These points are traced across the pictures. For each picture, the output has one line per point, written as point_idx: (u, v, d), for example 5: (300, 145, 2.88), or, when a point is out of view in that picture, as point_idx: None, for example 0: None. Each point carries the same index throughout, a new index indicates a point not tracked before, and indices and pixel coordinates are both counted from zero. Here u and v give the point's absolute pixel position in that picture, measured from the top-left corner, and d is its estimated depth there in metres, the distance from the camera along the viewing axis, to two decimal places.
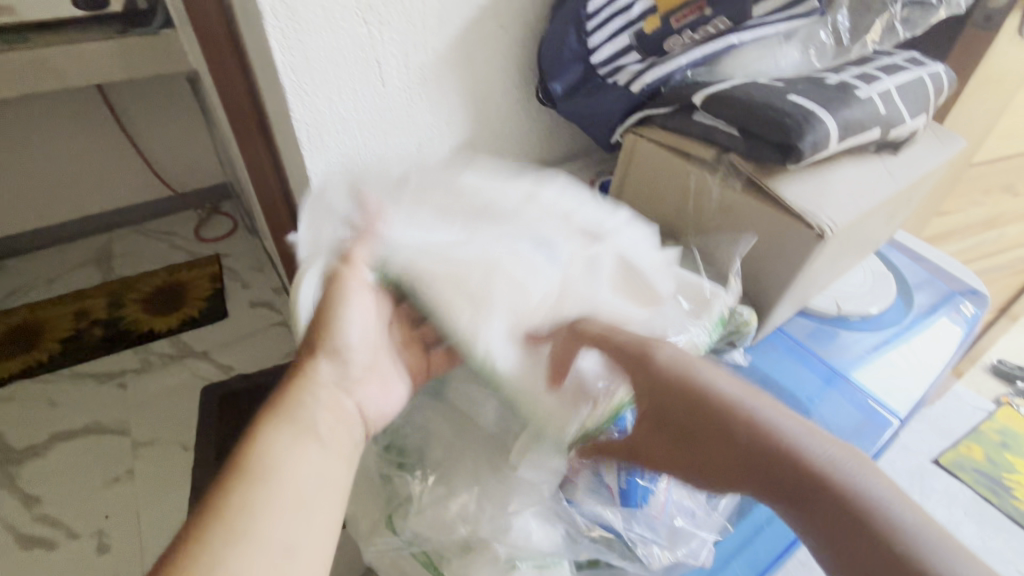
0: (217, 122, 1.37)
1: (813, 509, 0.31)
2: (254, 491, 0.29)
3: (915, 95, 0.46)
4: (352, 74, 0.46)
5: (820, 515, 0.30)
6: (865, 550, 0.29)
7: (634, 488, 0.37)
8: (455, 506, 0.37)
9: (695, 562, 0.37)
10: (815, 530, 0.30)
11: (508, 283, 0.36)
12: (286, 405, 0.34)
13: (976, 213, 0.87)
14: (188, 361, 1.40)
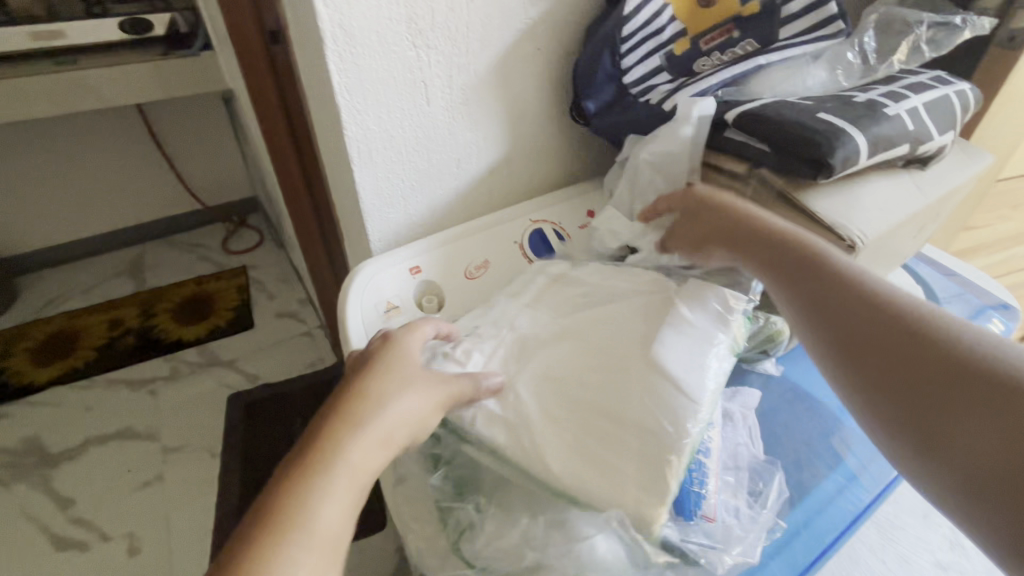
0: (249, 138, 1.43)
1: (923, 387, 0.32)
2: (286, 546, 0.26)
3: (943, 112, 0.47)
4: (400, 94, 0.48)
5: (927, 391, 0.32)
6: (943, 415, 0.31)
7: (687, 495, 0.36)
8: (518, 532, 0.36)
9: (750, 561, 0.38)
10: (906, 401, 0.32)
11: (544, 373, 0.39)
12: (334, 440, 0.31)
13: (1004, 229, 0.87)
14: (216, 369, 1.44)
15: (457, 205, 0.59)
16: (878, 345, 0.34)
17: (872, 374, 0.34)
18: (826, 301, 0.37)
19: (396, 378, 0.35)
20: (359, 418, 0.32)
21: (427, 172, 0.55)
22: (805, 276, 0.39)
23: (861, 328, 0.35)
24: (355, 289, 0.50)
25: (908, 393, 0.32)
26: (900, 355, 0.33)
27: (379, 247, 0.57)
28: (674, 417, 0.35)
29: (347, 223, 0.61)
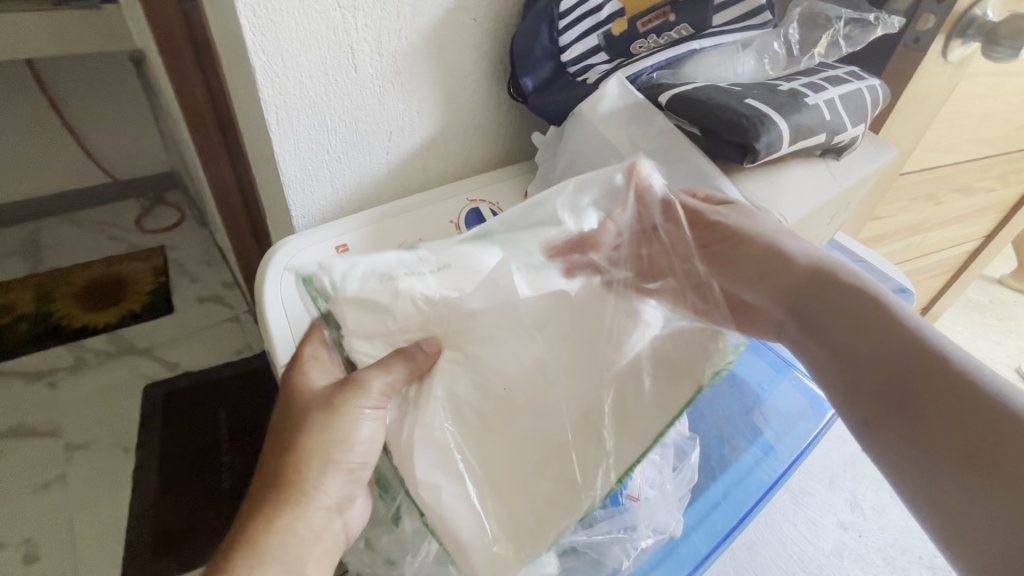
0: (163, 104, 1.30)
1: (926, 397, 0.30)
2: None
3: (857, 105, 0.50)
4: (324, 58, 0.45)
5: (934, 405, 0.30)
6: (956, 427, 0.29)
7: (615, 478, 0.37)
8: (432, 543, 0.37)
9: (668, 533, 0.39)
10: (922, 417, 0.30)
11: (493, 411, 0.35)
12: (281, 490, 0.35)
13: (906, 219, 0.94)
14: (129, 358, 1.32)
15: (390, 181, 0.56)
16: (907, 381, 0.31)
17: (892, 408, 0.31)
18: (849, 338, 0.34)
19: (321, 446, 0.36)
20: (297, 497, 0.35)
21: (355, 145, 0.52)
22: (828, 314, 0.36)
23: (880, 363, 0.32)
24: (275, 266, 0.47)
25: (940, 432, 0.29)
26: (926, 393, 0.30)
27: (304, 223, 0.54)
28: (581, 482, 0.32)
29: (270, 198, 0.57)
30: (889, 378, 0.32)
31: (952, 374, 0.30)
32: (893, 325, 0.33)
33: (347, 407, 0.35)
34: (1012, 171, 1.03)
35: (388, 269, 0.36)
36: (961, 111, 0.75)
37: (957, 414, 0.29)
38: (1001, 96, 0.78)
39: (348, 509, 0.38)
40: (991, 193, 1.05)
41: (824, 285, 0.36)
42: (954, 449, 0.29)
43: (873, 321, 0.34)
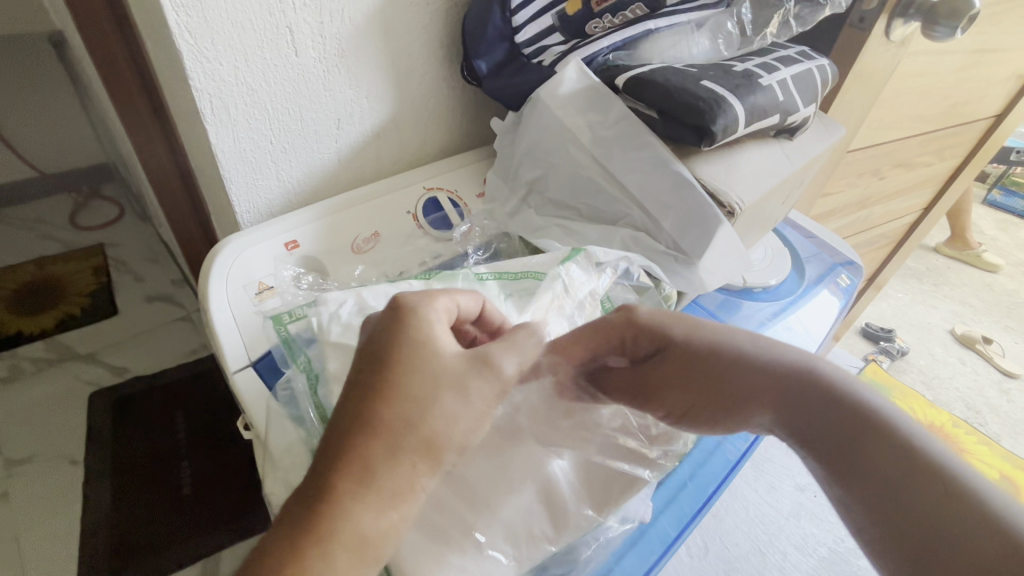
0: (90, 90, 1.20)
1: (873, 466, 0.30)
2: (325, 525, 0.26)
3: (808, 85, 0.50)
4: (260, 41, 0.42)
5: (881, 474, 0.30)
6: (902, 493, 0.29)
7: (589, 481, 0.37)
8: None
9: (638, 520, 0.39)
10: (870, 489, 0.30)
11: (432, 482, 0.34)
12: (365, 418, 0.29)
13: (855, 194, 0.98)
14: (71, 364, 1.24)
15: (341, 171, 0.54)
16: (879, 476, 0.30)
17: (843, 482, 0.31)
18: (811, 432, 0.33)
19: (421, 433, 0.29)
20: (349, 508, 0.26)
21: (300, 134, 0.49)
22: (797, 404, 0.34)
23: (843, 452, 0.31)
24: (217, 269, 0.44)
25: (877, 505, 0.29)
26: (883, 483, 0.30)
27: (249, 219, 0.50)
28: (529, 540, 0.34)
29: (210, 192, 0.53)
30: (831, 442, 0.32)
31: (913, 461, 0.29)
32: (854, 415, 0.32)
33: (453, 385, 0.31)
34: (948, 145, 1.08)
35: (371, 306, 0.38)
36: (903, 88, 0.78)
37: (892, 475, 0.30)
38: (938, 73, 0.81)
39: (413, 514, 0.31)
40: (931, 166, 1.11)
41: (788, 379, 0.35)
42: (905, 526, 0.28)
43: (836, 411, 0.32)
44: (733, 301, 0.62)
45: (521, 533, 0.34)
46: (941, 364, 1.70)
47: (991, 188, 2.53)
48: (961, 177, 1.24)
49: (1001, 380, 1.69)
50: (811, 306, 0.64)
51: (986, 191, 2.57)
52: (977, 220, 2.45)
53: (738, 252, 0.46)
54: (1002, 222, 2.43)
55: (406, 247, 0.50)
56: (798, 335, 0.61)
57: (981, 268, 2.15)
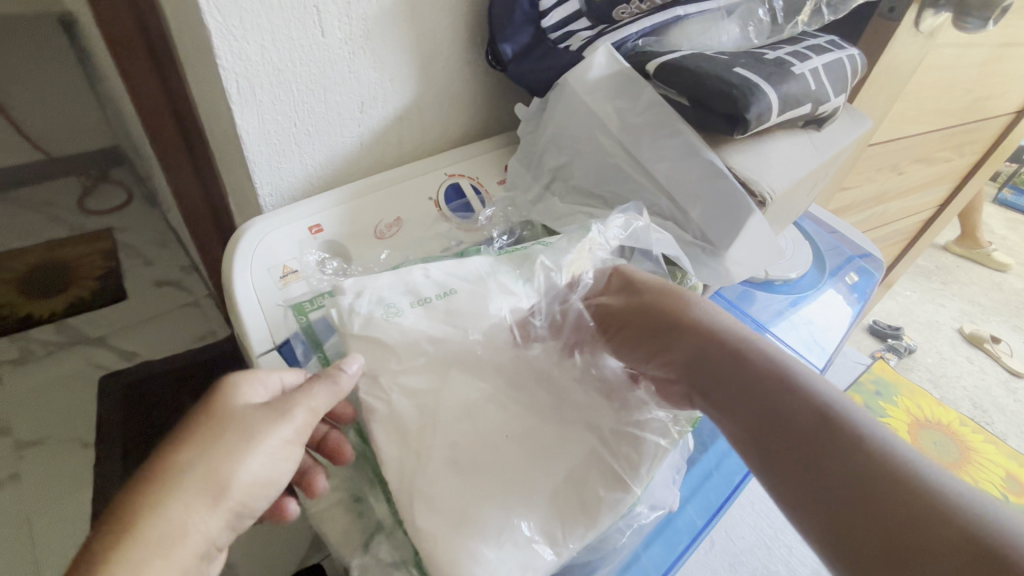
0: (101, 72, 1.19)
1: (811, 437, 0.32)
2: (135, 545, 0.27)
3: (839, 75, 0.49)
4: (288, 20, 0.41)
5: (819, 447, 0.32)
6: (839, 465, 0.31)
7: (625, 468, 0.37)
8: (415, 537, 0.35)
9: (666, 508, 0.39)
10: (811, 462, 0.32)
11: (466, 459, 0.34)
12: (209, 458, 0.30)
13: (872, 189, 0.97)
14: (81, 348, 1.24)
15: (363, 155, 0.53)
16: (818, 451, 0.32)
17: (786, 456, 0.33)
18: (758, 409, 0.35)
19: (225, 468, 0.30)
20: (179, 514, 0.28)
21: (323, 117, 0.48)
22: (742, 382, 0.36)
23: (788, 429, 0.33)
24: (242, 252, 0.44)
25: (822, 479, 0.31)
26: (840, 468, 0.31)
27: (271, 203, 0.50)
28: (564, 526, 0.34)
29: (231, 175, 0.53)
30: (777, 419, 0.34)
31: (861, 446, 0.31)
32: (803, 399, 0.34)
33: (267, 428, 0.32)
34: (967, 141, 1.07)
35: (391, 301, 0.38)
36: (928, 81, 0.77)
37: (829, 447, 0.32)
38: (963, 67, 0.80)
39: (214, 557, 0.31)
40: (949, 162, 1.10)
41: (738, 359, 0.37)
42: (841, 495, 0.30)
43: (784, 391, 0.34)
44: (751, 292, 0.62)
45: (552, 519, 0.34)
46: (949, 362, 1.70)
47: (1003, 187, 2.51)
48: (978, 174, 1.23)
49: (1008, 379, 1.69)
50: (831, 300, 0.64)
51: (998, 190, 2.55)
52: (988, 219, 2.42)
53: (767, 238, 0.46)
54: (1013, 221, 2.41)
55: (426, 233, 0.50)
56: (818, 327, 0.61)
57: (992, 268, 2.14)
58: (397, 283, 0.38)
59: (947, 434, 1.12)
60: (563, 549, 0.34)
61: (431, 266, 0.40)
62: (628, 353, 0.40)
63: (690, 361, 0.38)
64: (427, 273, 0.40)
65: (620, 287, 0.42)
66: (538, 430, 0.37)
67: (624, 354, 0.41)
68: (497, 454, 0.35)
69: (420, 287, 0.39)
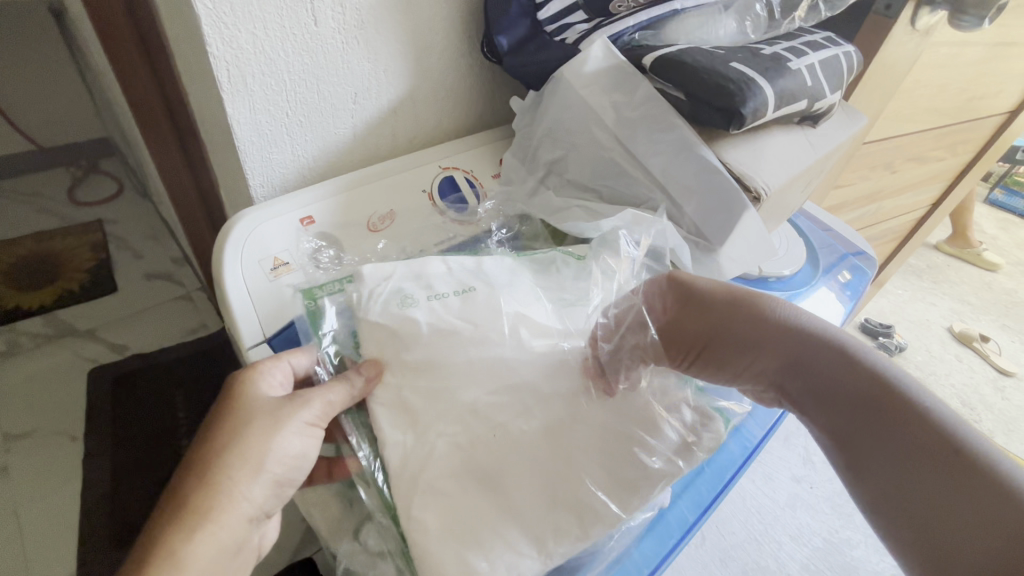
0: (90, 61, 1.17)
1: (881, 421, 0.33)
2: (186, 527, 0.29)
3: (835, 71, 0.49)
4: (281, 8, 0.41)
5: (890, 429, 0.33)
6: (914, 447, 0.32)
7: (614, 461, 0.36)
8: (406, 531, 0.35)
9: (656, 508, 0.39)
10: (884, 446, 0.33)
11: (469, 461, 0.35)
12: (240, 445, 0.32)
13: (866, 187, 0.98)
14: (70, 341, 1.23)
15: (356, 147, 0.53)
16: (900, 444, 0.32)
17: (857, 440, 0.34)
18: (838, 406, 0.35)
19: (261, 448, 0.33)
20: (225, 487, 0.31)
21: (316, 107, 0.47)
22: (806, 369, 0.37)
23: (868, 423, 0.34)
24: (233, 241, 0.43)
25: (896, 462, 0.32)
26: (915, 448, 0.32)
27: (263, 193, 0.50)
28: (555, 535, 0.33)
29: (222, 165, 0.52)
30: (849, 405, 0.35)
31: (930, 423, 0.32)
32: (876, 387, 0.34)
33: (292, 416, 0.34)
34: (960, 141, 1.07)
35: (409, 292, 0.39)
36: (923, 80, 0.77)
37: (901, 429, 0.32)
38: (957, 66, 0.80)
39: (263, 523, 0.34)
40: (942, 161, 1.10)
41: (810, 356, 0.37)
42: (918, 476, 0.31)
43: (848, 374, 0.35)
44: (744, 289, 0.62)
45: (543, 520, 0.34)
46: (938, 360, 1.71)
47: (993, 187, 2.53)
48: (969, 174, 1.24)
49: (996, 377, 1.71)
50: (824, 297, 0.64)
51: (988, 190, 2.58)
52: (979, 219, 2.44)
53: (763, 238, 0.46)
54: (1003, 221, 2.44)
55: (423, 227, 0.49)
56: None
57: (981, 267, 2.16)
58: (414, 276, 0.40)
59: None
60: (554, 554, 0.33)
61: (449, 259, 0.42)
62: (702, 359, 0.41)
63: (753, 351, 0.39)
64: (447, 267, 0.41)
65: (681, 290, 0.42)
66: (542, 437, 0.36)
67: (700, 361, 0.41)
68: (496, 458, 0.35)
69: (437, 283, 0.40)
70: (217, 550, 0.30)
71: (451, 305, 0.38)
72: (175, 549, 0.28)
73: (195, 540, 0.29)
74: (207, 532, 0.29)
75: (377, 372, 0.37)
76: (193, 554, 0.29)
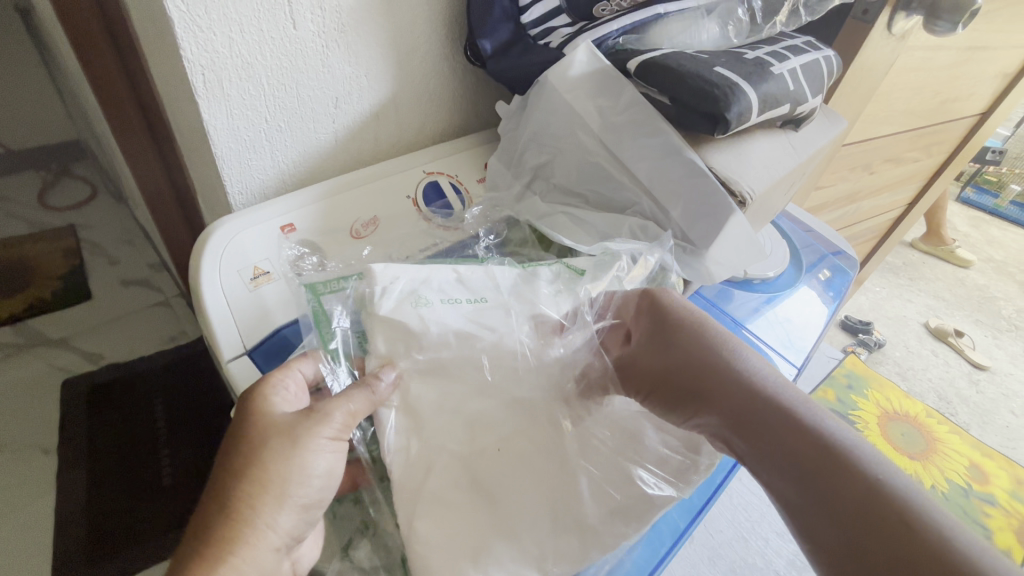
0: (61, 62, 1.14)
1: (828, 484, 0.29)
2: (212, 562, 0.28)
3: (816, 75, 0.50)
4: (257, 11, 0.39)
5: (838, 494, 0.29)
6: (860, 520, 0.28)
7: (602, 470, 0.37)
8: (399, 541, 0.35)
9: None
10: (829, 516, 0.29)
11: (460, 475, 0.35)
12: (260, 470, 0.31)
13: (846, 188, 0.99)
14: (43, 350, 1.19)
15: (338, 153, 0.52)
16: (852, 517, 0.28)
17: (804, 507, 0.30)
18: (784, 466, 0.31)
19: (281, 474, 0.31)
20: (247, 519, 0.30)
21: (296, 111, 0.46)
22: (754, 422, 0.33)
23: (816, 485, 0.30)
24: (210, 251, 0.42)
25: (841, 536, 0.28)
26: (862, 522, 0.28)
27: (242, 200, 0.48)
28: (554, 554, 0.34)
29: (199, 172, 0.51)
30: (795, 466, 0.31)
31: (881, 495, 0.28)
32: (829, 448, 0.30)
33: (310, 434, 0.32)
34: (934, 142, 1.10)
35: (423, 293, 0.37)
36: (899, 83, 0.79)
37: (850, 499, 0.28)
38: (932, 70, 0.82)
39: (296, 549, 0.32)
40: (917, 162, 1.13)
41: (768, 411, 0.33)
42: (864, 556, 0.27)
43: (795, 431, 0.31)
44: (729, 291, 0.62)
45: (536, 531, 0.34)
46: (916, 356, 1.75)
47: (965, 186, 2.60)
48: (944, 174, 1.27)
49: (971, 371, 1.75)
50: (807, 297, 0.65)
51: (960, 189, 2.65)
52: (951, 217, 2.51)
53: (750, 242, 0.47)
54: (975, 219, 2.50)
55: (412, 234, 0.48)
56: (797, 327, 0.61)
57: (954, 264, 2.21)
58: (430, 280, 0.38)
59: (914, 427, 1.15)
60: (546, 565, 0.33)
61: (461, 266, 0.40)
62: (652, 398, 0.38)
63: (702, 397, 0.35)
64: (458, 275, 0.39)
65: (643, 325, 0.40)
66: (544, 449, 0.36)
67: (651, 400, 0.38)
68: (501, 474, 0.35)
69: (451, 288, 0.38)
70: None
71: (477, 314, 0.38)
72: None
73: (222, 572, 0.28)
74: (232, 564, 0.28)
75: (395, 375, 0.36)
76: None
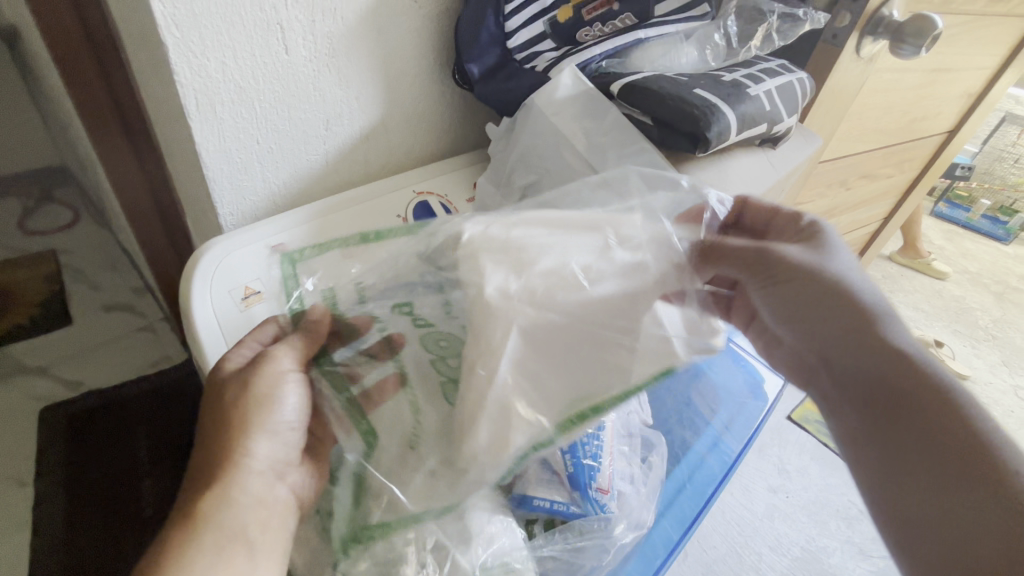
0: (46, 87, 1.13)
1: (904, 410, 0.32)
2: (205, 496, 0.31)
3: (790, 97, 0.52)
4: (250, 38, 0.40)
5: (913, 417, 0.31)
6: (929, 441, 0.30)
7: (580, 470, 0.38)
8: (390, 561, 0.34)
9: (642, 522, 0.41)
10: (896, 431, 0.32)
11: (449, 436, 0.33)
12: (224, 415, 0.33)
13: (824, 204, 1.02)
14: (22, 379, 1.20)
15: (329, 173, 0.52)
16: (921, 445, 0.31)
17: (879, 425, 0.32)
18: (860, 383, 0.33)
19: (243, 416, 0.33)
20: (229, 455, 0.32)
21: (287, 133, 0.47)
22: (837, 340, 0.34)
23: (888, 401, 0.32)
24: (201, 274, 0.42)
25: (898, 448, 0.31)
26: (938, 448, 0.30)
27: (232, 221, 0.48)
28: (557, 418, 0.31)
29: (190, 195, 0.51)
30: (872, 384, 0.33)
31: (960, 424, 0.30)
32: (913, 371, 0.32)
33: (261, 374, 0.34)
34: (906, 159, 1.14)
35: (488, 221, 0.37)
36: (870, 103, 0.82)
37: (920, 417, 0.31)
38: (900, 91, 0.86)
39: (291, 476, 0.35)
40: (891, 178, 1.17)
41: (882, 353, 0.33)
42: (916, 466, 0.30)
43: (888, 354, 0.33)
44: None
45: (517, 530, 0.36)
46: None
47: (937, 201, 2.69)
48: (917, 189, 1.31)
49: None
50: None
51: (933, 203, 2.73)
52: (926, 230, 2.59)
53: (780, 252, 0.43)
54: (948, 232, 2.58)
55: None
56: None
57: (931, 276, 2.28)
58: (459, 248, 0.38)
59: None
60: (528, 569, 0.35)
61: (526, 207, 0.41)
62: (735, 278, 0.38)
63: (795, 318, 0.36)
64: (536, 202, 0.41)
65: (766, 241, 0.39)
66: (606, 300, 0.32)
67: (767, 302, 0.37)
68: (553, 359, 0.32)
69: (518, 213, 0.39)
70: (242, 509, 0.32)
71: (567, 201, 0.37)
72: (197, 517, 0.30)
73: (212, 504, 0.31)
74: (222, 494, 0.31)
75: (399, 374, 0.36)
76: (216, 516, 0.31)
